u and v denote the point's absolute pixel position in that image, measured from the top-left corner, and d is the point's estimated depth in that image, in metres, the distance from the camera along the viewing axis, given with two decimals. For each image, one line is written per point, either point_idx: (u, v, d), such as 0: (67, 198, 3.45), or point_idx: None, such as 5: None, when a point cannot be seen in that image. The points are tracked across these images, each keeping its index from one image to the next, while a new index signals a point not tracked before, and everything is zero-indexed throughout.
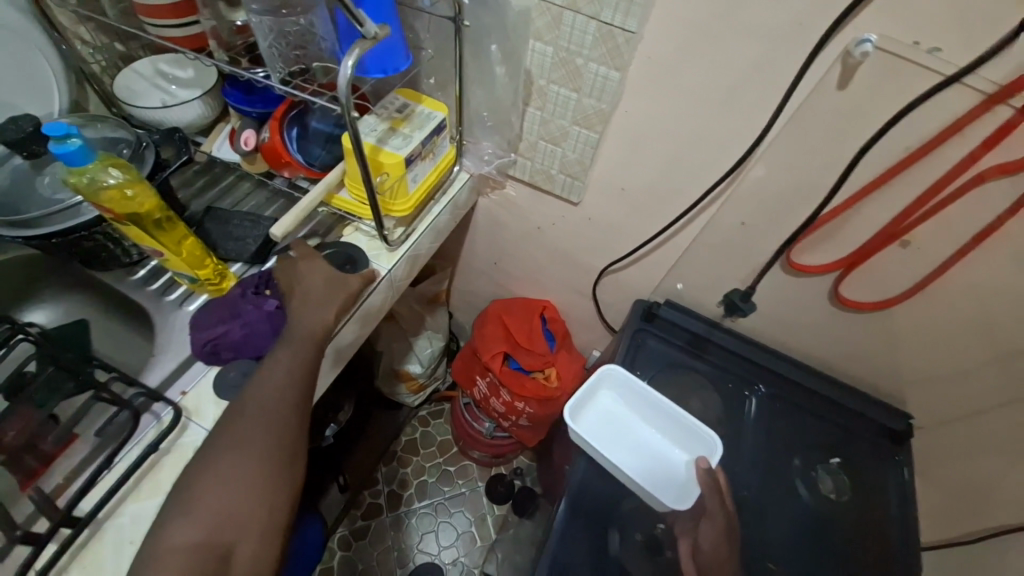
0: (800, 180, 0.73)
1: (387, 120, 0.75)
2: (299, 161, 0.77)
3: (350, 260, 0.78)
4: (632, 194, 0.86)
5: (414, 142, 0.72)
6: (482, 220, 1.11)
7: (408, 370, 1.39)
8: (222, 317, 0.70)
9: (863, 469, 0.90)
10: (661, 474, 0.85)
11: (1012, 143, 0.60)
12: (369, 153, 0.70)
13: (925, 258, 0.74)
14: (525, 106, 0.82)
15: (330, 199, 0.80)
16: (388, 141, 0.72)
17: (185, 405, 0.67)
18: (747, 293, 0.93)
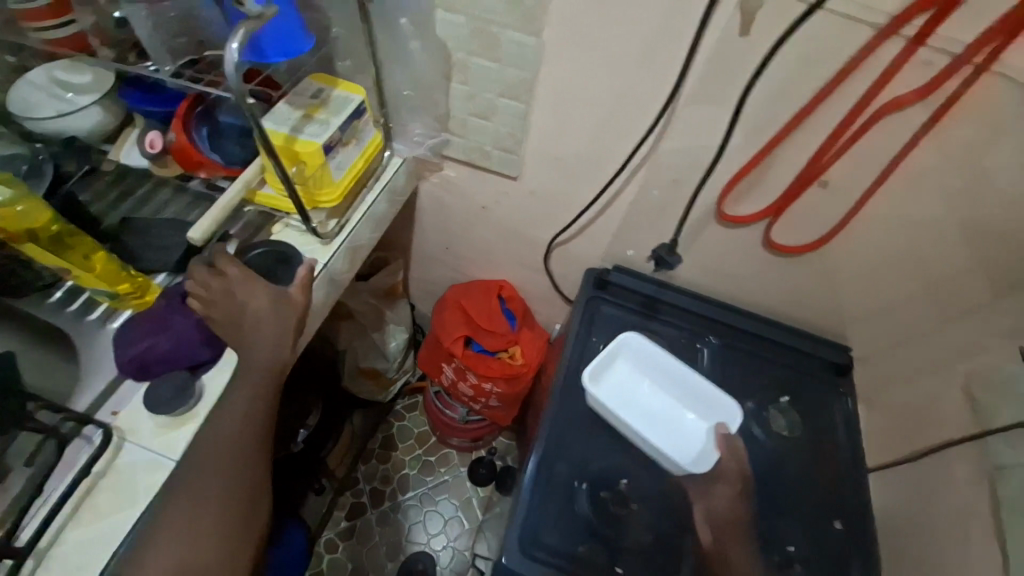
0: (724, 131, 0.74)
1: (302, 108, 0.72)
2: (215, 161, 0.74)
3: (280, 257, 0.75)
4: (567, 162, 0.85)
5: (331, 130, 0.70)
6: (426, 205, 1.09)
7: (373, 366, 1.37)
8: (149, 331, 0.67)
9: (814, 405, 0.94)
10: (670, 434, 0.92)
11: (909, 74, 0.62)
12: (283, 145, 0.68)
13: (846, 195, 0.76)
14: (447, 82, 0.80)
15: (254, 197, 0.77)
16: (304, 130, 0.69)
17: (119, 425, 0.65)
18: (672, 245, 0.93)
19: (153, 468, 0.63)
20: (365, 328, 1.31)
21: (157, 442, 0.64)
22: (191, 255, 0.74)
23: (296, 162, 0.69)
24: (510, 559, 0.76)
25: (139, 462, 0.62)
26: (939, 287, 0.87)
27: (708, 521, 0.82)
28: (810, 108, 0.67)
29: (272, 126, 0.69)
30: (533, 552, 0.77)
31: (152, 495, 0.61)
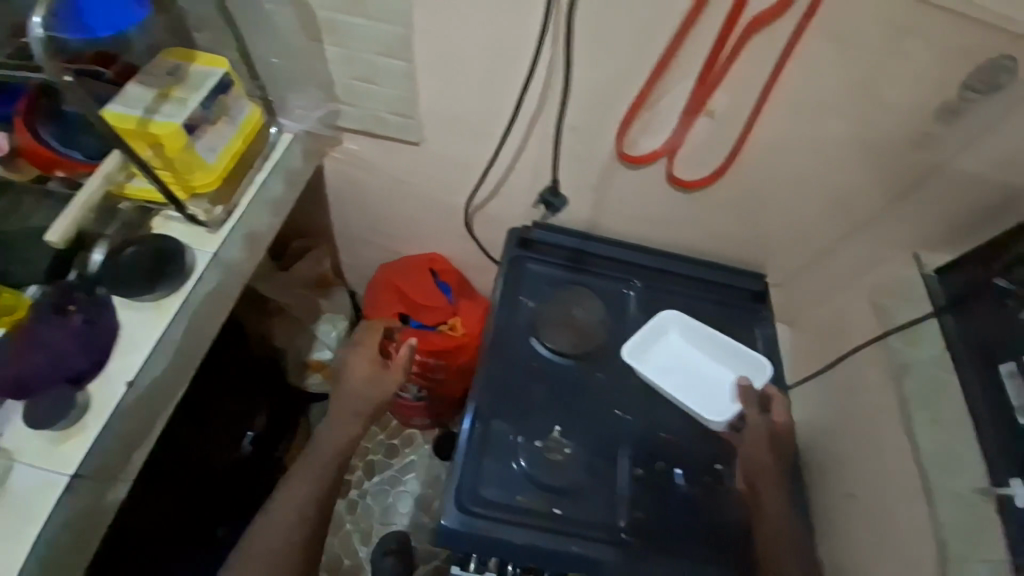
0: (610, 70, 0.72)
1: (156, 87, 0.68)
2: (77, 159, 0.69)
3: (163, 252, 0.72)
4: (468, 121, 0.82)
5: (190, 108, 0.67)
6: (337, 185, 1.04)
7: (318, 359, 1.29)
8: (21, 349, 0.63)
9: (736, 334, 0.98)
10: (714, 398, 0.92)
11: None
12: (137, 128, 0.64)
13: (736, 123, 0.77)
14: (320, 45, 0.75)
15: (122, 191, 0.72)
16: (159, 111, 0.66)
17: (4, 448, 0.61)
18: (553, 188, 0.90)
19: (47, 487, 0.60)
20: (300, 322, 1.26)
21: (49, 460, 0.61)
22: (62, 264, 0.69)
23: (152, 146, 0.66)
24: (449, 518, 0.77)
25: (28, 481, 0.60)
26: (841, 206, 0.89)
27: (639, 455, 0.85)
28: (681, 36, 0.67)
29: (120, 110, 0.65)
30: (474, 508, 0.78)
31: (48, 513, 0.59)
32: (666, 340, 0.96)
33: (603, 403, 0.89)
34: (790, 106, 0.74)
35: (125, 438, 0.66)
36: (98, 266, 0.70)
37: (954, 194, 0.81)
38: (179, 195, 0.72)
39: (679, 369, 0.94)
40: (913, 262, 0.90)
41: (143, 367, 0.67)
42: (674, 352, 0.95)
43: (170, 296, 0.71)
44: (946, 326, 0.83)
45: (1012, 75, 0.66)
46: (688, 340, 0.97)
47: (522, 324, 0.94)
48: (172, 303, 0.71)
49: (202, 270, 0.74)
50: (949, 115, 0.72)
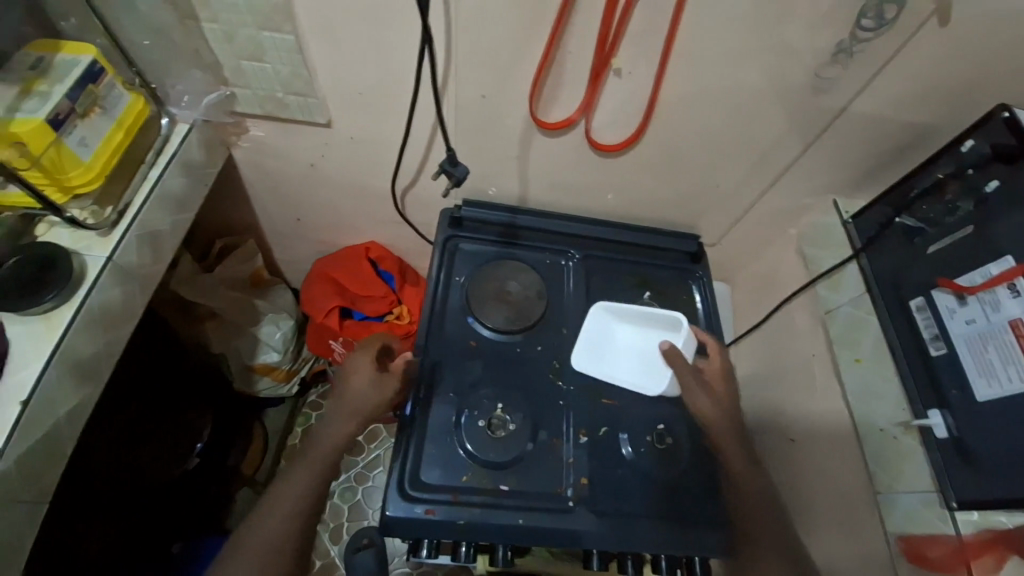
0: (506, 33, 0.70)
1: (19, 84, 0.63)
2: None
3: (47, 261, 0.66)
4: (372, 96, 0.79)
5: (52, 100, 0.62)
6: (253, 177, 0.99)
7: (264, 361, 1.25)
8: None
9: (673, 295, 0.98)
10: (653, 367, 0.90)
11: None
12: None
13: (641, 81, 0.76)
14: (196, 23, 0.70)
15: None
16: (21, 107, 0.62)
17: None
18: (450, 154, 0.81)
19: None
20: (239, 325, 1.21)
21: None
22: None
23: (10, 143, 0.61)
24: (391, 508, 0.75)
25: None
26: (760, 157, 0.90)
27: (582, 422, 0.85)
28: None
29: None
30: (417, 493, 0.77)
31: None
32: (596, 339, 0.92)
33: (544, 373, 0.89)
34: (692, 58, 0.73)
35: (29, 459, 0.61)
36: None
37: (859, 135, 0.84)
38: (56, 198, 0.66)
39: (622, 358, 0.91)
40: (833, 208, 0.94)
41: (39, 381, 0.62)
42: (611, 342, 0.92)
43: (60, 307, 0.66)
44: (863, 268, 0.86)
45: (898, 8, 0.67)
46: (615, 324, 0.94)
47: (458, 305, 0.93)
48: (63, 313, 0.66)
49: (95, 276, 0.68)
50: (844, 55, 0.73)
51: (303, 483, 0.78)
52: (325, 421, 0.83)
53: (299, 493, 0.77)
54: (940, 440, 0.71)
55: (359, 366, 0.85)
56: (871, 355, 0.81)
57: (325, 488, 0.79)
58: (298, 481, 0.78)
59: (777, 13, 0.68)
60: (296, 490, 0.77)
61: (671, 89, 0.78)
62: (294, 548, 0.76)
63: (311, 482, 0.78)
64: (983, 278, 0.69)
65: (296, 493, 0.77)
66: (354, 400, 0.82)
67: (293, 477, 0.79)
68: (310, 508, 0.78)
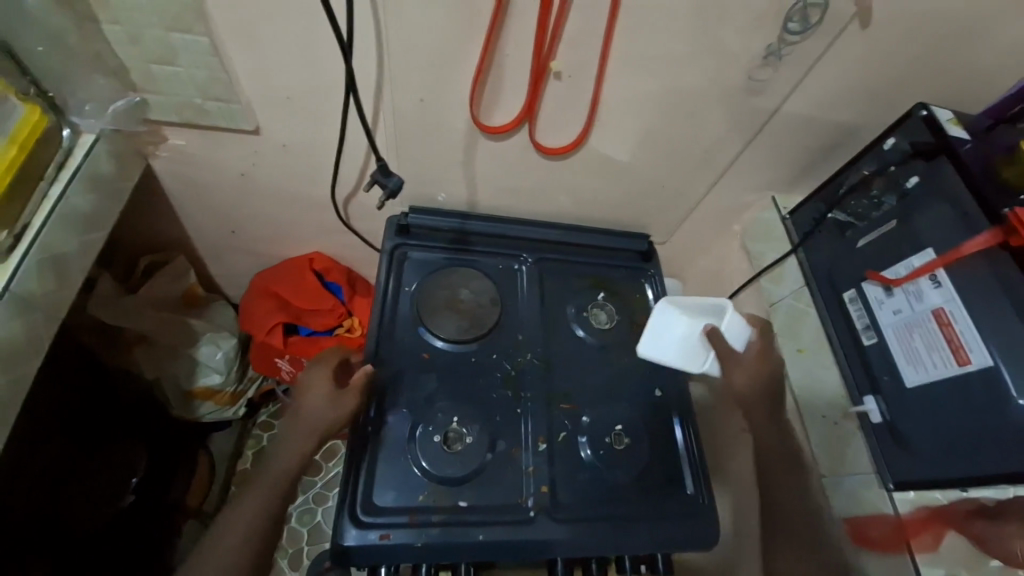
0: (441, 34, 0.67)
1: None
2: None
3: None
4: (302, 102, 0.74)
5: None
6: (177, 189, 0.92)
7: (204, 385, 1.16)
8: None
9: (626, 294, 0.99)
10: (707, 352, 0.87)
11: None
12: None
13: (582, 83, 0.75)
14: (93, 23, 0.64)
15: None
16: None
17: None
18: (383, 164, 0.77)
19: None
20: (172, 348, 1.12)
21: None
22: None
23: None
24: (343, 536, 0.71)
25: None
26: (702, 157, 0.91)
27: (541, 429, 0.84)
28: None
29: None
30: (370, 518, 0.73)
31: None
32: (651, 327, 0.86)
33: (500, 381, 0.87)
34: (631, 61, 0.73)
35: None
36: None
37: (792, 134, 0.87)
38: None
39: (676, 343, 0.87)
40: (772, 204, 0.98)
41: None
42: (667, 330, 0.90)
43: None
44: (802, 263, 0.91)
45: (822, 12, 0.69)
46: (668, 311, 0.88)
47: (408, 316, 0.89)
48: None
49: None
50: (774, 58, 0.75)
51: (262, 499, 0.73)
52: (283, 437, 0.79)
53: (255, 512, 0.72)
54: (875, 424, 0.75)
55: (316, 380, 0.80)
56: (812, 345, 0.85)
57: (284, 503, 0.75)
58: (257, 496, 0.74)
59: (706, 15, 0.68)
60: (251, 509, 0.72)
61: (611, 92, 0.78)
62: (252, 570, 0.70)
63: (271, 498, 0.74)
64: (908, 270, 0.73)
65: (251, 512, 0.72)
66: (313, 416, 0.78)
67: (251, 494, 0.74)
68: (269, 525, 0.72)
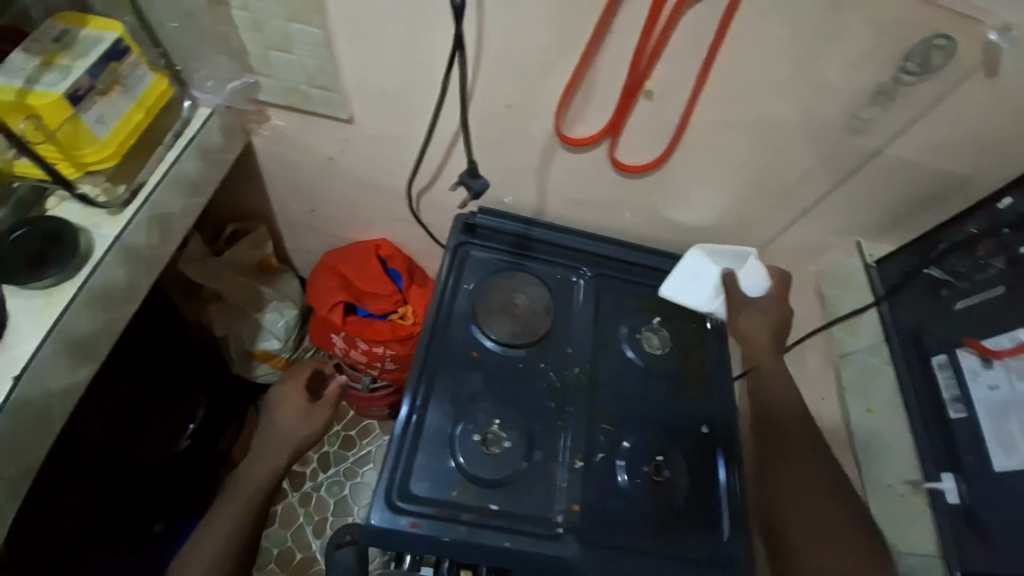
0: (538, 46, 0.68)
1: (41, 55, 0.62)
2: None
3: (55, 237, 0.65)
4: (395, 96, 0.78)
5: (73, 75, 0.61)
6: (270, 165, 0.98)
7: (264, 348, 1.25)
8: None
9: (684, 323, 0.96)
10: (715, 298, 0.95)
11: None
12: (11, 96, 0.58)
13: (671, 103, 0.74)
14: (226, 8, 0.70)
15: (8, 170, 0.66)
16: (40, 79, 0.60)
17: None
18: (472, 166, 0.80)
19: None
20: (242, 310, 1.20)
21: None
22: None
23: (26, 116, 0.60)
24: (375, 516, 0.74)
25: None
26: (787, 191, 0.87)
27: (579, 446, 0.83)
28: (610, 6, 0.62)
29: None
30: (402, 504, 0.75)
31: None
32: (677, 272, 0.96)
33: (543, 391, 0.87)
34: (725, 87, 0.71)
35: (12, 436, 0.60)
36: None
37: (892, 179, 0.81)
38: (66, 172, 0.66)
39: (701, 287, 0.94)
40: (857, 250, 0.91)
41: (34, 357, 0.61)
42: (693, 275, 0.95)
43: (63, 283, 0.65)
44: (884, 316, 0.85)
45: (947, 54, 0.64)
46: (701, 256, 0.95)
47: (462, 313, 0.91)
48: (65, 290, 0.65)
49: (102, 253, 0.67)
50: (885, 98, 0.70)
51: (234, 515, 0.94)
52: (256, 458, 1.05)
53: (229, 526, 0.92)
54: (951, 505, 0.69)
55: (294, 390, 1.17)
56: (885, 407, 0.79)
57: (256, 517, 0.96)
58: (227, 513, 0.94)
59: (816, 48, 0.65)
60: (226, 524, 0.92)
61: (701, 116, 0.76)
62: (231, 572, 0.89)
63: (241, 515, 0.95)
64: (1012, 343, 0.66)
65: (226, 528, 0.92)
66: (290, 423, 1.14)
67: (224, 510, 0.94)
68: (244, 533, 0.93)
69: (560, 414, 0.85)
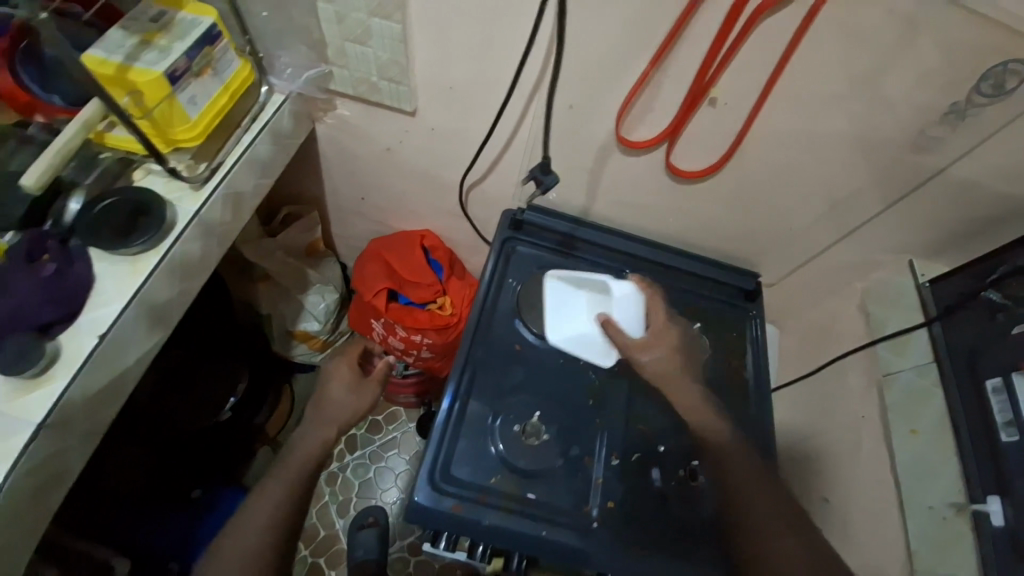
0: (609, 50, 0.70)
1: (139, 34, 0.65)
2: (58, 105, 0.69)
3: (141, 207, 0.69)
4: (463, 91, 0.81)
5: (173, 56, 0.64)
6: (330, 152, 1.02)
7: (304, 329, 1.29)
8: None
9: (724, 331, 0.96)
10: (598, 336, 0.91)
11: None
12: (116, 72, 0.62)
13: (734, 112, 0.75)
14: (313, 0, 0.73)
15: (101, 139, 0.69)
16: (140, 57, 0.64)
17: None
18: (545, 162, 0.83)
19: (8, 435, 0.58)
20: (287, 290, 1.25)
21: (13, 408, 0.59)
22: (36, 211, 0.67)
23: (130, 92, 0.64)
24: (419, 495, 0.76)
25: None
26: (841, 206, 0.87)
27: (615, 444, 0.85)
28: (685, 15, 0.63)
29: (102, 55, 0.62)
30: (445, 485, 0.78)
31: (8, 464, 0.56)
32: (553, 309, 0.92)
33: (582, 388, 0.88)
34: (789, 99, 0.72)
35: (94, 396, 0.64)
36: (73, 216, 0.68)
37: (952, 200, 0.80)
38: (161, 146, 0.70)
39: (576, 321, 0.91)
40: (908, 269, 0.90)
41: (118, 321, 0.65)
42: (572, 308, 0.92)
43: (147, 251, 0.68)
44: (935, 336, 0.83)
45: None
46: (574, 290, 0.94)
47: (507, 306, 0.93)
48: (149, 259, 0.68)
49: (182, 225, 0.71)
50: (955, 117, 0.70)
51: (281, 486, 0.82)
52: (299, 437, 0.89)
53: (276, 501, 0.81)
54: (995, 528, 0.67)
55: (339, 371, 0.98)
56: (930, 428, 0.79)
57: (302, 494, 0.83)
58: (271, 494, 0.81)
59: (888, 64, 0.66)
60: (274, 496, 0.81)
61: (761, 126, 0.77)
62: (276, 551, 0.78)
63: (290, 491, 0.82)
64: None
65: (274, 499, 0.81)
66: (327, 410, 0.93)
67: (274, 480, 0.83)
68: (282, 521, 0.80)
69: (599, 411, 0.87)
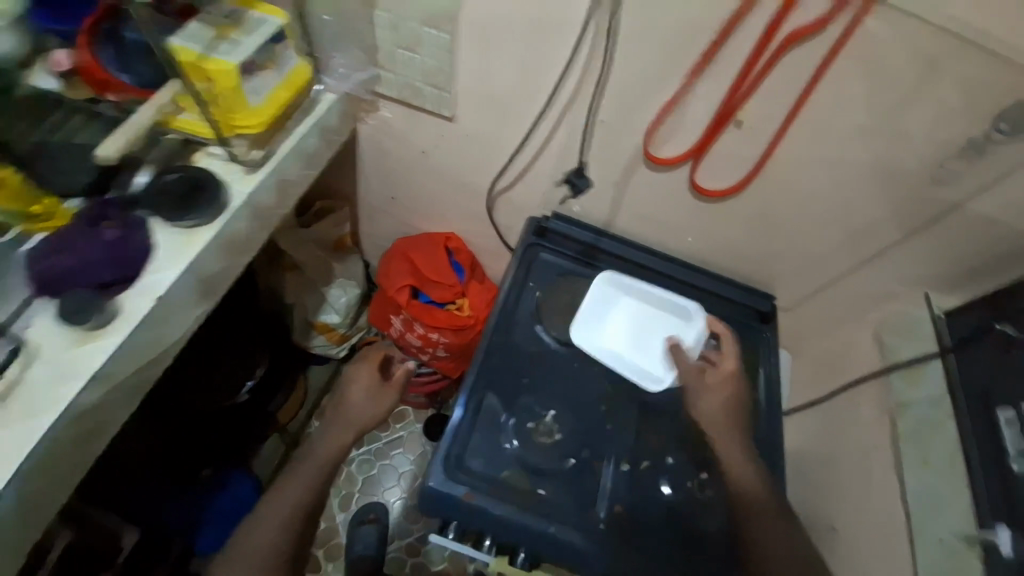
0: (642, 70, 0.75)
1: (214, 27, 0.71)
2: (129, 83, 0.73)
3: (200, 185, 0.73)
4: (501, 101, 0.86)
5: (245, 48, 0.70)
6: (369, 151, 1.08)
7: (324, 321, 1.33)
8: (55, 249, 0.65)
9: (737, 349, 0.98)
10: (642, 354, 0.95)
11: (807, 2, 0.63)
12: (194, 60, 0.68)
13: (758, 136, 0.79)
14: (373, 9, 0.80)
15: (169, 122, 0.74)
16: (216, 47, 0.69)
17: (28, 340, 0.64)
18: (580, 168, 0.92)
19: (60, 383, 0.61)
20: (313, 281, 1.29)
21: (69, 357, 0.63)
22: (103, 180, 0.72)
23: (204, 78, 0.70)
24: (432, 481, 0.78)
25: (45, 377, 0.61)
26: (859, 233, 0.89)
27: (626, 451, 0.86)
28: (719, 40, 0.68)
29: (181, 44, 0.68)
30: (457, 473, 0.80)
31: (60, 408, 0.60)
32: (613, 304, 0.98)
33: (596, 392, 0.90)
34: (809, 127, 0.76)
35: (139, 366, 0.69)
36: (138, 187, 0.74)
37: (969, 235, 0.82)
38: (227, 130, 0.74)
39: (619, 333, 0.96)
40: (924, 301, 0.91)
41: (170, 286, 0.68)
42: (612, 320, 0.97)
43: (204, 226, 0.72)
44: (950, 371, 0.82)
45: None
46: (650, 303, 1.00)
47: (528, 308, 0.96)
48: (203, 233, 0.72)
49: (235, 205, 0.75)
50: (973, 152, 0.72)
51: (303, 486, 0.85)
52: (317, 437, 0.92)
53: (292, 504, 0.83)
54: (1005, 561, 0.67)
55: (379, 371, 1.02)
56: (941, 460, 0.78)
57: (316, 497, 0.86)
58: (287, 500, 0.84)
59: (908, 99, 0.69)
60: (291, 498, 0.84)
61: (784, 151, 0.80)
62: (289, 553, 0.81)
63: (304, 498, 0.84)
64: None
65: (292, 499, 0.83)
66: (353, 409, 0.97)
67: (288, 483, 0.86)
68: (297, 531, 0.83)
69: (610, 415, 0.88)
